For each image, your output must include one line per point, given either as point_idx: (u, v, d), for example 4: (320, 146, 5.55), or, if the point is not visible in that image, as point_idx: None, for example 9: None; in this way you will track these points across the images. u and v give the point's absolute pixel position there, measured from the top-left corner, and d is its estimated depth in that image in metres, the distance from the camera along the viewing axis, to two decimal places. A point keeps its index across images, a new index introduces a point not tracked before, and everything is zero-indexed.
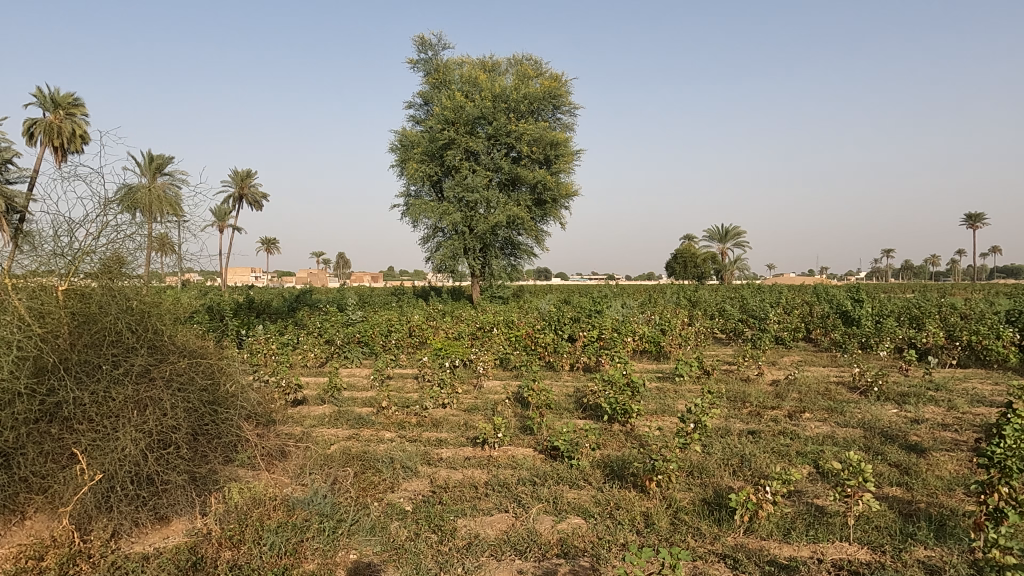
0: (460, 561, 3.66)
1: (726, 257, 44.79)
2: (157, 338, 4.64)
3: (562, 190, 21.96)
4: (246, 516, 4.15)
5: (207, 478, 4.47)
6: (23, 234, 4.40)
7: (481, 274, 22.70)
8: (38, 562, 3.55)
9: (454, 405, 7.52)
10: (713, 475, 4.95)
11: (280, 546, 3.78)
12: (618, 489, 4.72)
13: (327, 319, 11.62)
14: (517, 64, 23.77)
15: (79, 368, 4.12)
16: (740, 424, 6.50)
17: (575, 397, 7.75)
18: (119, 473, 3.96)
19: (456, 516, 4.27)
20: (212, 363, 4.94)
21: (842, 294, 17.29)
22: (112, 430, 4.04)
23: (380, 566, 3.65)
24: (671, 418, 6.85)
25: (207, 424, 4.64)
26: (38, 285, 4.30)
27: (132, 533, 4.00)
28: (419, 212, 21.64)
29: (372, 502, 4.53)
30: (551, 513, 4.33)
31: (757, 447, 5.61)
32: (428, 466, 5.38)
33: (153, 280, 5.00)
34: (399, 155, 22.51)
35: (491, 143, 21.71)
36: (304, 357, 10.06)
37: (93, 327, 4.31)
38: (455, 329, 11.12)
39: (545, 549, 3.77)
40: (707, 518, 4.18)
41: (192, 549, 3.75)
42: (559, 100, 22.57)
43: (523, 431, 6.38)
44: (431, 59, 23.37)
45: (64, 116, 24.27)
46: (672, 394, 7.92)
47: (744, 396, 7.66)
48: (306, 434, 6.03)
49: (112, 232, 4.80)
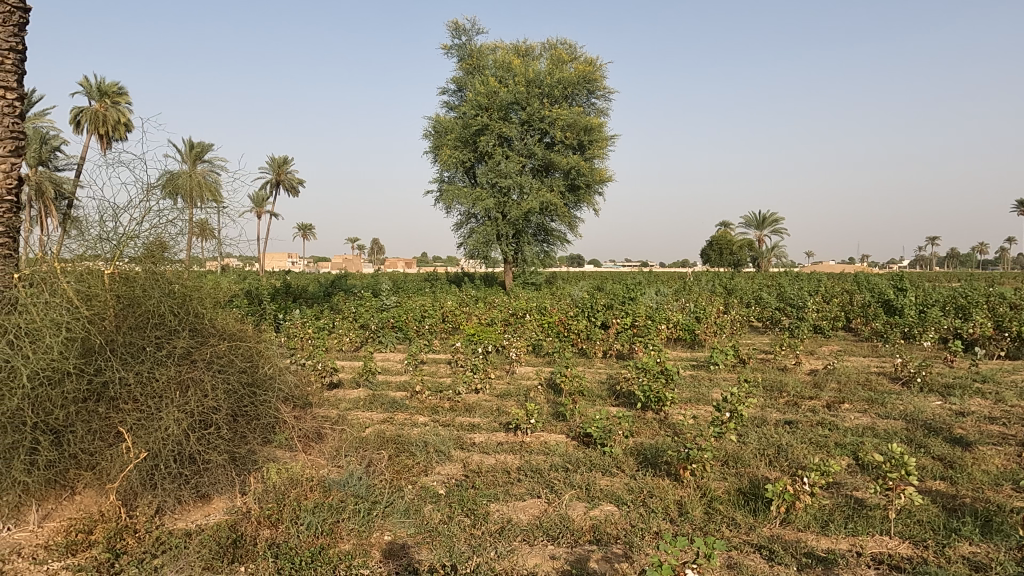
0: (493, 545, 3.68)
1: (764, 244, 44.04)
2: (198, 321, 4.76)
3: (595, 176, 21.76)
4: (284, 496, 4.22)
5: (246, 458, 4.58)
6: (70, 220, 4.56)
7: (514, 260, 22.69)
8: (88, 536, 3.68)
9: (487, 390, 7.54)
10: (748, 465, 4.88)
11: (316, 526, 3.84)
12: (652, 477, 4.69)
13: (362, 305, 11.83)
14: (551, 48, 23.64)
15: (124, 350, 4.24)
16: (777, 414, 6.40)
17: (608, 384, 7.71)
18: (163, 452, 4.08)
19: (489, 501, 4.30)
20: (252, 347, 5.08)
21: (883, 282, 16.82)
22: (155, 410, 4.17)
23: (415, 548, 3.70)
24: (706, 407, 6.79)
25: (247, 405, 4.77)
26: (85, 269, 4.42)
27: (175, 510, 4.13)
28: (452, 199, 21.72)
29: (407, 485, 4.59)
30: (584, 500, 4.32)
31: (794, 437, 5.52)
32: (462, 450, 5.42)
33: (194, 264, 5.11)
34: (433, 141, 22.63)
35: (525, 129, 21.65)
36: (339, 342, 10.17)
37: (137, 310, 4.43)
38: (488, 316, 11.17)
39: (577, 536, 3.78)
40: (743, 508, 4.12)
41: (233, 527, 3.85)
42: (593, 85, 22.36)
43: (556, 417, 6.39)
44: (464, 45, 23.37)
45: (110, 104, 25.01)
46: (707, 382, 7.85)
47: (781, 386, 7.51)
48: (342, 417, 6.13)
49: (155, 217, 4.90)
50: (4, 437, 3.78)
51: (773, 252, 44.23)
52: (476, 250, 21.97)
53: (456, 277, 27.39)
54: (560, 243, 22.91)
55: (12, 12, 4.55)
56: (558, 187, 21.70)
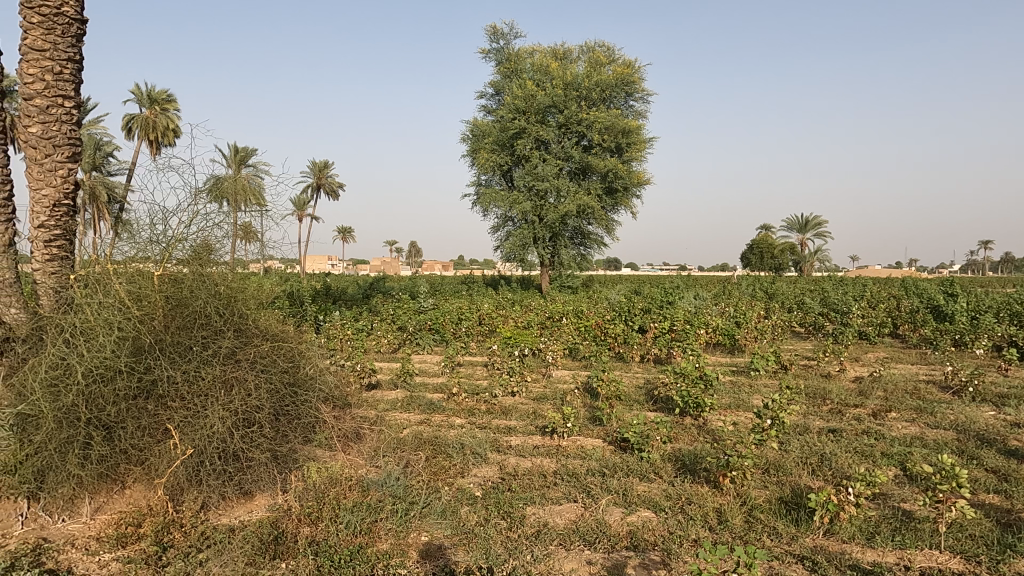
0: (529, 548, 3.68)
1: (807, 248, 43.06)
2: (242, 322, 4.88)
3: (633, 179, 21.59)
4: (324, 494, 4.29)
5: (287, 456, 4.69)
6: (122, 223, 4.69)
7: (550, 263, 22.66)
8: (137, 529, 3.80)
9: (523, 393, 7.54)
10: (790, 474, 4.77)
11: (355, 524, 3.90)
12: (691, 484, 4.62)
13: (400, 308, 11.96)
14: (589, 50, 23.57)
15: (172, 349, 4.38)
16: (820, 422, 6.25)
17: (645, 389, 7.63)
18: (208, 449, 4.19)
19: (525, 504, 4.30)
20: (293, 347, 5.19)
21: (933, 288, 16.24)
22: (201, 408, 4.28)
23: (451, 550, 3.72)
24: (746, 414, 6.67)
25: (288, 405, 4.87)
26: (136, 270, 4.57)
27: (220, 505, 4.23)
28: (489, 202, 21.83)
29: (443, 486, 4.62)
30: (621, 505, 4.29)
31: (838, 446, 5.37)
32: (498, 453, 5.43)
33: (238, 266, 5.24)
34: (470, 144, 22.78)
35: (562, 132, 21.62)
36: (377, 343, 10.30)
37: (185, 311, 4.56)
38: (524, 319, 11.18)
39: (614, 541, 3.75)
40: (784, 518, 4.03)
41: (274, 524, 3.94)
42: (632, 87, 22.19)
43: (593, 421, 6.35)
44: (502, 49, 23.46)
45: (160, 111, 25.83)
46: (747, 388, 7.70)
47: (825, 393, 7.33)
48: (380, 417, 6.21)
49: (202, 221, 5.04)
50: (60, 431, 3.95)
51: (815, 256, 43.22)
52: (513, 253, 22.03)
53: (492, 280, 27.46)
54: (597, 246, 22.78)
55: (70, 23, 4.75)
56: (596, 190, 21.59)
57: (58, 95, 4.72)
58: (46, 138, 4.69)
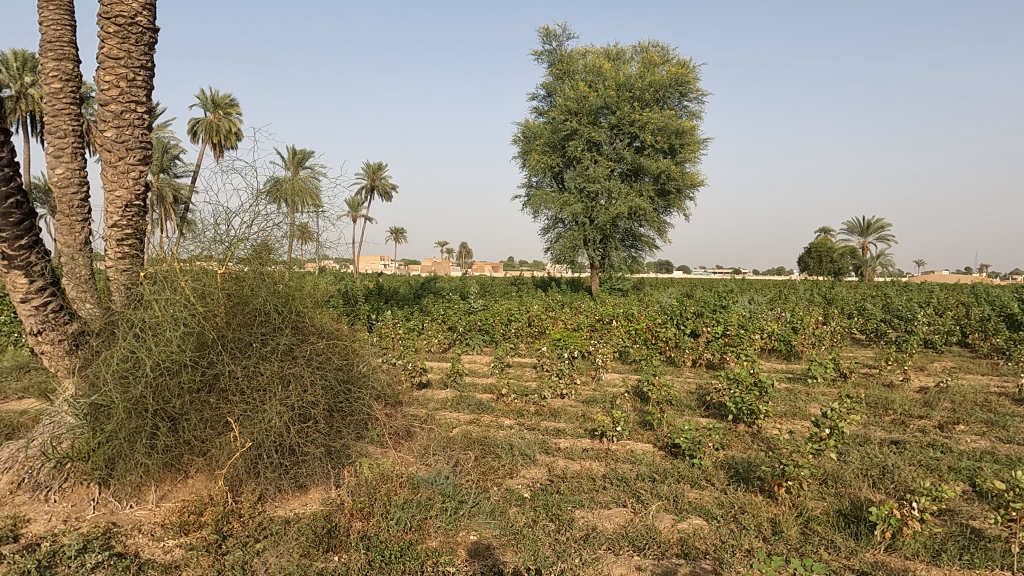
0: (577, 552, 3.66)
1: (869, 252, 41.53)
2: (299, 320, 5.02)
3: (686, 180, 21.22)
4: (375, 490, 4.36)
5: (341, 452, 4.80)
6: (187, 223, 4.88)
7: (600, 265, 22.51)
8: (198, 518, 3.95)
9: (573, 395, 7.50)
10: (849, 486, 4.61)
11: (405, 521, 3.96)
12: (744, 492, 4.52)
13: (450, 308, 12.08)
14: (642, 51, 23.33)
15: (233, 345, 4.54)
16: (881, 432, 6.02)
17: (697, 395, 7.49)
18: (266, 442, 4.32)
19: (574, 507, 4.28)
20: (347, 345, 5.31)
21: (1006, 295, 15.41)
22: (260, 402, 4.42)
23: (499, 550, 3.73)
24: (802, 422, 6.48)
25: (342, 401, 4.99)
26: (200, 268, 4.74)
27: (276, 497, 4.36)
28: (540, 203, 21.87)
29: (492, 486, 4.64)
30: (672, 512, 4.22)
31: (901, 458, 5.16)
32: (547, 455, 5.43)
33: (295, 266, 5.39)
34: (522, 146, 22.84)
35: (614, 133, 21.44)
36: (428, 343, 10.43)
37: (246, 308, 4.71)
38: (574, 321, 11.14)
39: (665, 548, 3.70)
40: (843, 531, 3.90)
41: (327, 517, 4.03)
42: (686, 87, 21.86)
43: (643, 426, 6.27)
44: (555, 50, 23.45)
45: (223, 115, 26.81)
46: (804, 396, 7.47)
47: (887, 403, 7.04)
48: (430, 416, 6.28)
49: (262, 221, 5.20)
50: (129, 421, 4.15)
51: (878, 260, 41.60)
52: (563, 255, 22.02)
53: (541, 281, 27.44)
54: (649, 249, 22.50)
55: (144, 32, 4.97)
56: (648, 192, 21.33)
57: (131, 101, 4.95)
58: (120, 142, 4.92)
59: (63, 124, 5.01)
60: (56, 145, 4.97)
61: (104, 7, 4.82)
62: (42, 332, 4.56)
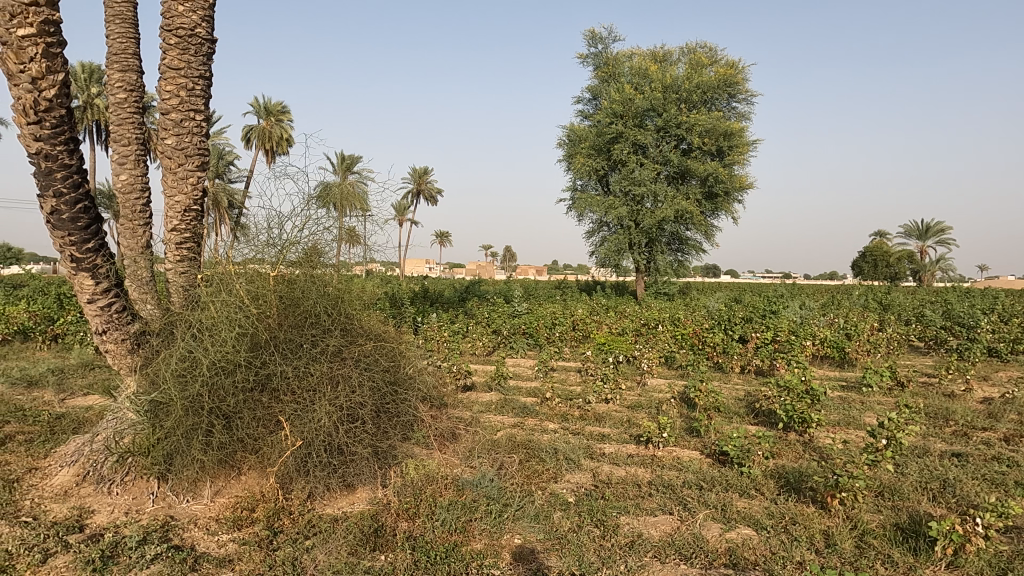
0: (623, 558, 3.62)
1: (928, 256, 39.99)
2: (348, 322, 5.11)
3: (735, 183, 20.83)
4: (421, 491, 4.41)
5: (387, 452, 4.86)
6: (241, 227, 5.03)
7: (646, 269, 22.26)
8: (250, 514, 4.06)
9: (618, 400, 7.44)
10: (907, 499, 4.44)
11: (450, 522, 3.99)
12: (795, 503, 4.40)
13: (494, 311, 12.13)
14: (690, 52, 23.04)
15: (285, 345, 4.65)
16: (942, 444, 5.78)
17: (746, 401, 7.34)
18: (315, 441, 4.42)
19: (619, 513, 4.24)
20: (394, 347, 5.39)
21: None
22: (310, 402, 4.52)
23: (544, 554, 3.72)
24: (857, 432, 6.28)
25: (389, 402, 5.06)
26: (254, 270, 4.88)
27: (325, 495, 4.46)
28: (584, 206, 21.78)
29: (537, 490, 4.64)
30: (720, 521, 4.14)
31: (963, 471, 4.95)
32: (592, 460, 5.39)
33: (344, 268, 5.49)
34: (567, 149, 22.79)
35: (661, 135, 21.20)
36: (472, 346, 10.51)
37: (297, 310, 4.82)
38: (619, 325, 11.04)
39: (712, 558, 3.63)
40: (901, 546, 3.76)
41: (374, 517, 4.10)
42: (734, 88, 21.48)
43: (690, 432, 6.17)
44: (601, 53, 23.34)
45: (275, 122, 27.58)
46: (859, 404, 7.23)
47: (948, 413, 6.76)
48: (475, 419, 6.32)
49: (313, 225, 5.32)
50: (186, 418, 4.31)
51: (938, 265, 40.02)
52: (607, 258, 21.89)
53: (586, 285, 27.30)
54: (696, 252, 22.14)
55: (202, 43, 5.15)
56: (695, 195, 21.02)
57: (190, 109, 5.14)
58: (180, 149, 5.11)
59: (126, 133, 5.23)
60: (120, 152, 5.19)
61: (166, 20, 5.02)
62: (106, 331, 4.76)
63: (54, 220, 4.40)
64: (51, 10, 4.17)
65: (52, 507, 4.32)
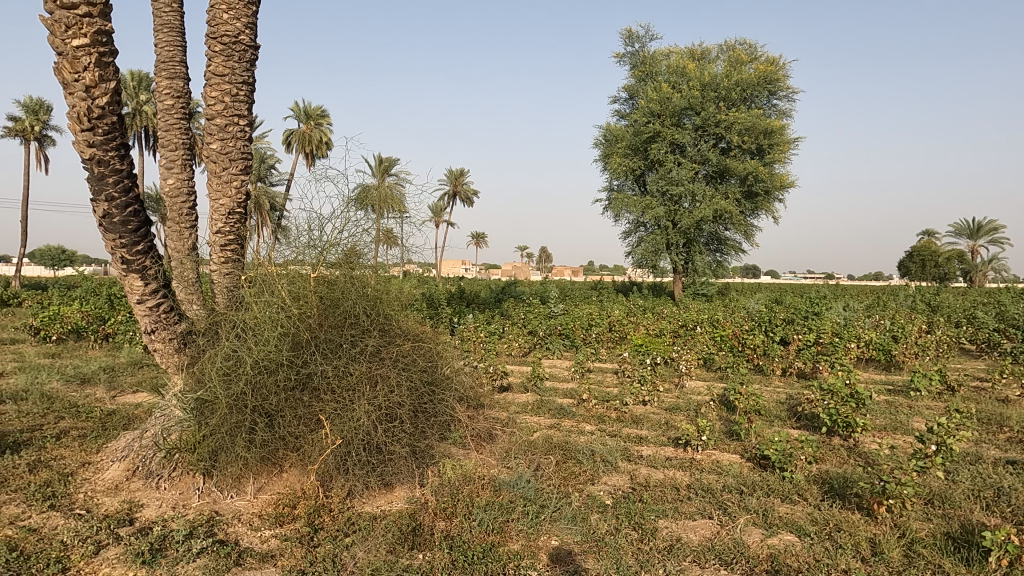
0: (661, 562, 3.59)
1: (979, 256, 38.58)
2: (386, 322, 5.17)
3: (776, 182, 20.42)
4: (458, 491, 4.43)
5: (425, 452, 4.90)
6: (283, 229, 5.13)
7: (684, 270, 21.98)
8: (292, 511, 4.14)
9: (655, 402, 7.37)
10: (958, 508, 4.29)
11: (487, 523, 4.00)
12: (839, 509, 4.30)
13: (530, 312, 12.12)
14: (728, 49, 22.69)
15: (325, 345, 4.73)
16: (995, 451, 5.57)
17: (788, 405, 7.19)
18: (354, 440, 4.48)
19: (658, 516, 4.20)
20: (432, 348, 5.43)
21: None
22: (349, 401, 4.58)
23: (581, 556, 3.70)
24: (904, 437, 6.09)
25: (426, 402, 5.10)
26: (295, 272, 4.97)
27: (364, 494, 4.51)
28: (621, 206, 21.62)
29: (574, 492, 4.63)
30: (761, 526, 4.06)
31: (1018, 479, 4.76)
32: (629, 462, 5.35)
33: (382, 269, 5.55)
34: (603, 149, 22.67)
35: (699, 134, 20.92)
36: (508, 347, 10.52)
37: (337, 310, 4.90)
38: (656, 327, 10.93)
39: (753, 563, 3.57)
40: (951, 556, 3.63)
41: (412, 515, 4.14)
42: (775, 85, 21.08)
43: (729, 435, 6.07)
44: (637, 52, 23.16)
45: (315, 126, 28.09)
46: (906, 409, 7.01)
47: (1001, 419, 6.52)
48: (511, 419, 6.32)
49: (353, 226, 5.39)
50: (231, 416, 4.42)
51: (990, 265, 38.59)
52: (644, 258, 21.69)
53: (622, 286, 27.11)
54: (735, 252, 21.76)
55: (246, 49, 5.28)
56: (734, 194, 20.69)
57: (234, 115, 5.27)
58: (224, 153, 5.25)
59: (174, 138, 5.38)
60: (168, 157, 5.34)
61: (211, 28, 5.16)
62: (155, 331, 4.91)
63: (106, 223, 4.55)
64: (104, 21, 4.32)
65: (103, 500, 4.47)
